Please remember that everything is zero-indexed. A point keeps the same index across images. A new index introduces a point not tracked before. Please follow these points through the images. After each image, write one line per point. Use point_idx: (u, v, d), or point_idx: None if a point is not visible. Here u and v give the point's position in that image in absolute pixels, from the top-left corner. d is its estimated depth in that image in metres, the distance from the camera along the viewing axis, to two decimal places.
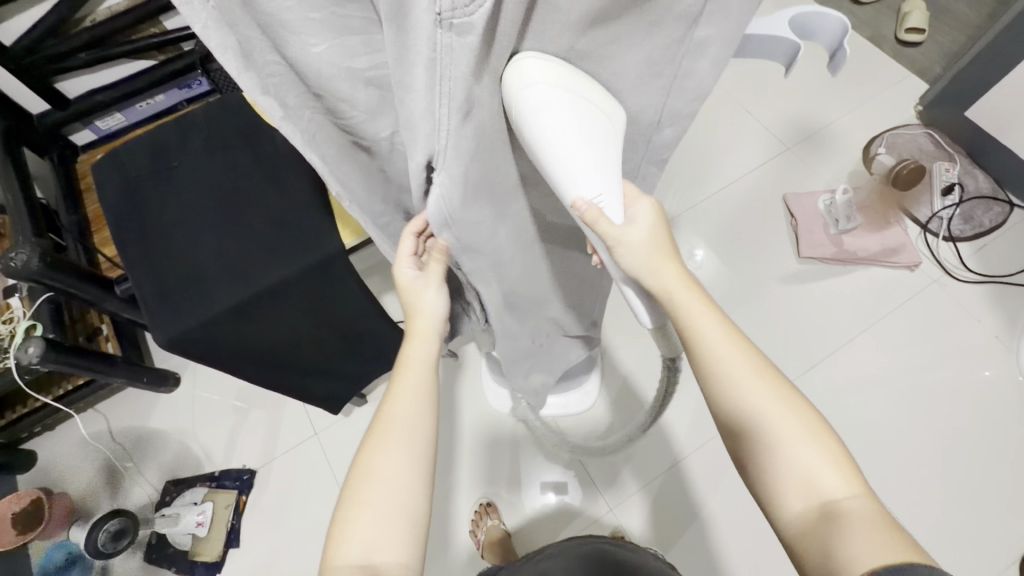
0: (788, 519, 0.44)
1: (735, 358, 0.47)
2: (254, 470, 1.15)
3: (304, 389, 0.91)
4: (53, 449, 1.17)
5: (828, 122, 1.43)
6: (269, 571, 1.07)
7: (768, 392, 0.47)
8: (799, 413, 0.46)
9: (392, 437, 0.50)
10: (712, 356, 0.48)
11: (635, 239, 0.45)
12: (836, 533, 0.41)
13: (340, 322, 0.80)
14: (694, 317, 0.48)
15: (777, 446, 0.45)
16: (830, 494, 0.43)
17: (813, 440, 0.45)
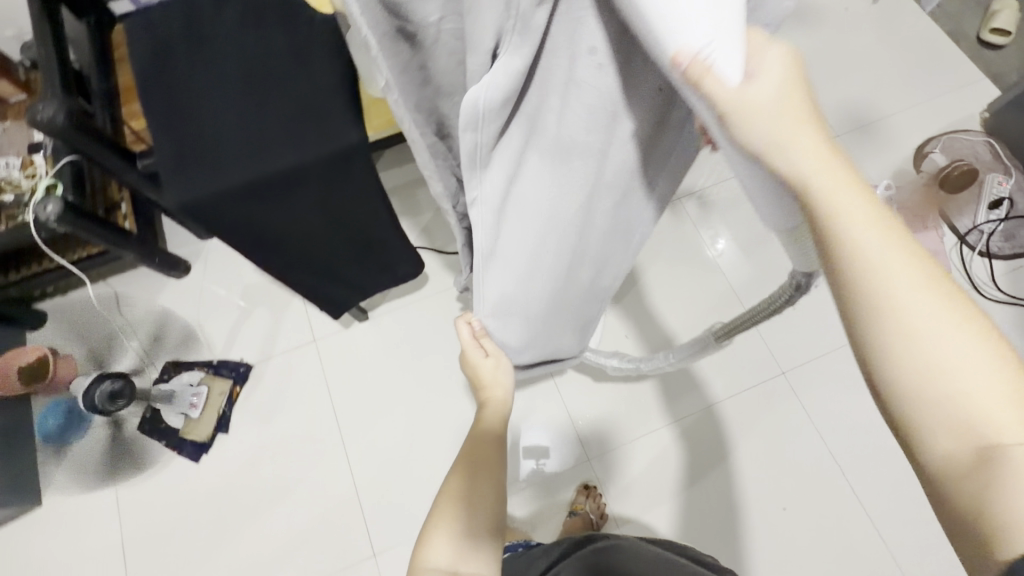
0: (943, 477, 0.28)
1: (903, 264, 0.28)
2: (251, 364, 1.18)
3: (312, 290, 0.92)
4: (62, 312, 1.20)
5: (885, 115, 1.36)
6: (253, 458, 1.12)
7: (943, 318, 0.28)
8: (996, 358, 0.27)
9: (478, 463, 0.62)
10: (876, 266, 0.28)
11: (769, 78, 0.26)
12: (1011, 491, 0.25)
13: (352, 223, 0.79)
14: (848, 209, 0.28)
15: (947, 381, 0.27)
16: (998, 433, 0.26)
17: (994, 379, 0.27)
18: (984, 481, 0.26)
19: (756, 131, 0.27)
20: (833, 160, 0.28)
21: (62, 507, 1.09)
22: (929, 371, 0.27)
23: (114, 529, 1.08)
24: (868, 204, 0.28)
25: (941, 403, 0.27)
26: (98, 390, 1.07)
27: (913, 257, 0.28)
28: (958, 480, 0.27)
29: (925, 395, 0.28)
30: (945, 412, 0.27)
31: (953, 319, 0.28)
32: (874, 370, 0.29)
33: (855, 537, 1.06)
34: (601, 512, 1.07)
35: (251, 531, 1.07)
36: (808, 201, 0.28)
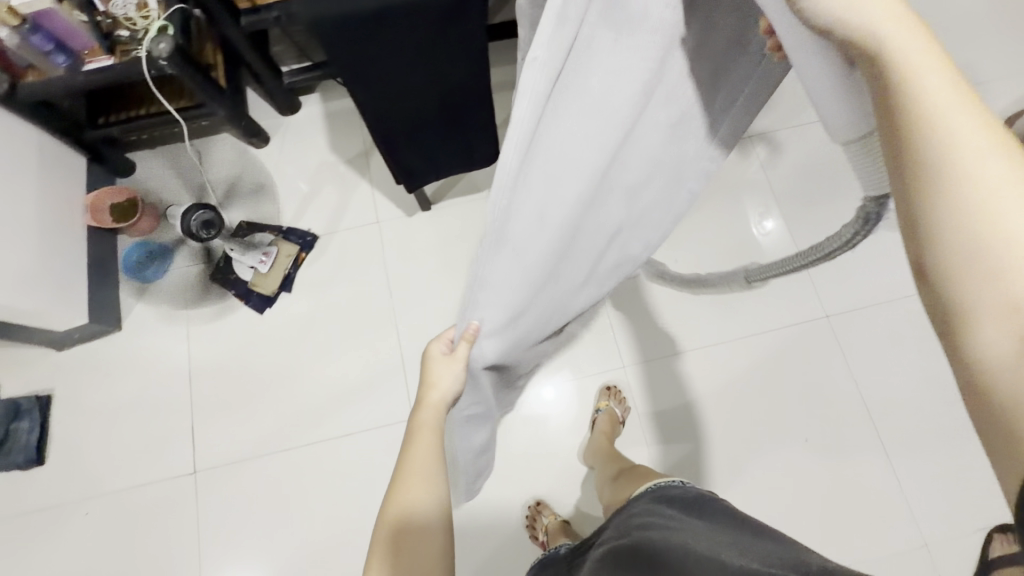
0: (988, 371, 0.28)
1: (992, 151, 0.26)
2: (317, 236, 1.25)
3: (395, 154, 0.94)
4: (150, 163, 1.29)
5: (978, 81, 1.31)
6: (310, 319, 1.20)
7: (1017, 184, 0.26)
8: None
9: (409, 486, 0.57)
10: (960, 143, 0.27)
11: (867, 1, 0.27)
12: None
13: (446, 80, 0.83)
14: (935, 90, 0.27)
15: (1018, 258, 0.26)
16: None
17: None
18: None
19: (832, 9, 0.28)
20: (921, 40, 0.27)
21: (137, 336, 1.19)
22: (983, 255, 0.27)
23: (182, 362, 1.18)
24: (943, 72, 0.27)
25: (991, 277, 0.27)
26: (194, 217, 1.18)
27: (975, 127, 0.27)
28: (1001, 381, 0.27)
29: (972, 274, 0.27)
30: (1004, 302, 0.27)
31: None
32: (929, 242, 0.29)
33: (872, 479, 1.08)
34: (624, 404, 1.12)
35: (304, 383, 1.17)
36: (888, 92, 0.28)
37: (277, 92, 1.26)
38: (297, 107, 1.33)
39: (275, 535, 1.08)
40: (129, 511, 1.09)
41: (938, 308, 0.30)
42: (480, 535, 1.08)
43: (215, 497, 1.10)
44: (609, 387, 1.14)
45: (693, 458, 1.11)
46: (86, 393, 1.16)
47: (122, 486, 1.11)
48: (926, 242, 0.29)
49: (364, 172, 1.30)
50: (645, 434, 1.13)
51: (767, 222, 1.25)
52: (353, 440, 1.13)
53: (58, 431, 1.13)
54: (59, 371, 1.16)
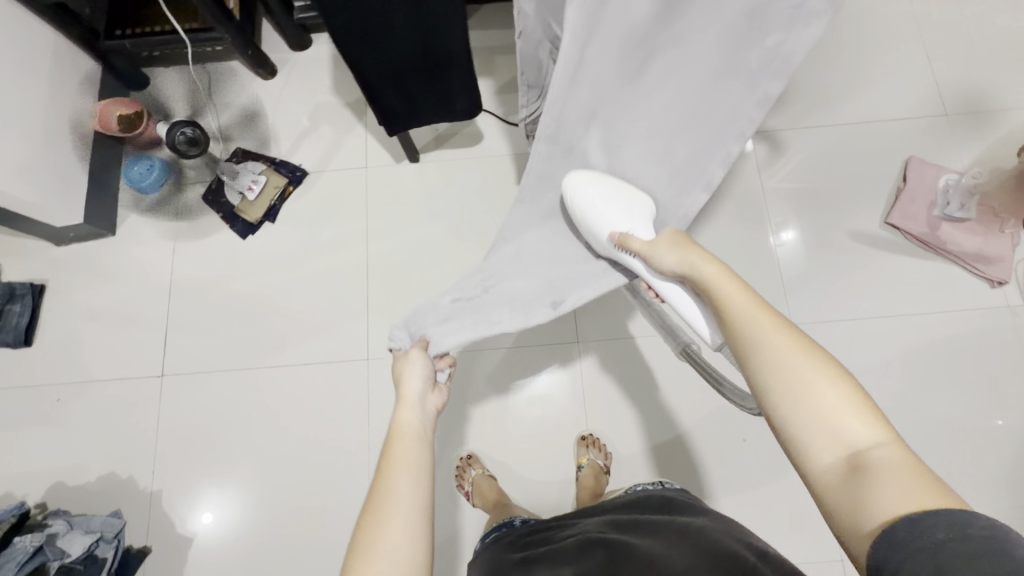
0: (817, 480, 0.46)
1: (776, 342, 0.51)
2: (306, 172, 1.29)
3: (376, 98, 0.95)
4: (161, 80, 1.34)
5: (1006, 106, 1.23)
6: (288, 250, 1.25)
7: (812, 371, 0.48)
8: (853, 400, 0.47)
9: (404, 484, 0.58)
10: (747, 330, 0.53)
11: (661, 242, 0.69)
12: (867, 490, 0.42)
13: (425, 24, 0.82)
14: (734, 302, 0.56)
15: (808, 399, 0.47)
16: (853, 444, 0.45)
17: (844, 403, 0.46)
18: (852, 484, 0.43)
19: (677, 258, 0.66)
20: (712, 262, 0.63)
21: (127, 242, 1.26)
22: (790, 392, 0.48)
23: (164, 272, 1.25)
24: (740, 293, 0.57)
25: (808, 421, 0.47)
26: (181, 131, 1.23)
27: (758, 309, 0.55)
28: (833, 484, 0.44)
29: (791, 409, 0.48)
30: (817, 429, 0.46)
31: (796, 353, 0.50)
32: (748, 368, 0.53)
33: (803, 489, 1.08)
34: (605, 454, 1.10)
35: (274, 309, 1.22)
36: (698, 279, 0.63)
37: (287, 27, 1.28)
38: (307, 44, 1.35)
39: (225, 444, 1.16)
40: (100, 400, 1.18)
41: (781, 436, 0.49)
42: None
43: (179, 401, 1.18)
44: (585, 437, 1.11)
45: (630, 439, 1.13)
46: (74, 287, 1.24)
47: (96, 377, 1.19)
48: (756, 386, 0.51)
49: (361, 117, 1.32)
50: (588, 409, 1.15)
51: (784, 235, 1.20)
52: (310, 369, 1.19)
53: (47, 318, 1.22)
54: (53, 264, 1.24)
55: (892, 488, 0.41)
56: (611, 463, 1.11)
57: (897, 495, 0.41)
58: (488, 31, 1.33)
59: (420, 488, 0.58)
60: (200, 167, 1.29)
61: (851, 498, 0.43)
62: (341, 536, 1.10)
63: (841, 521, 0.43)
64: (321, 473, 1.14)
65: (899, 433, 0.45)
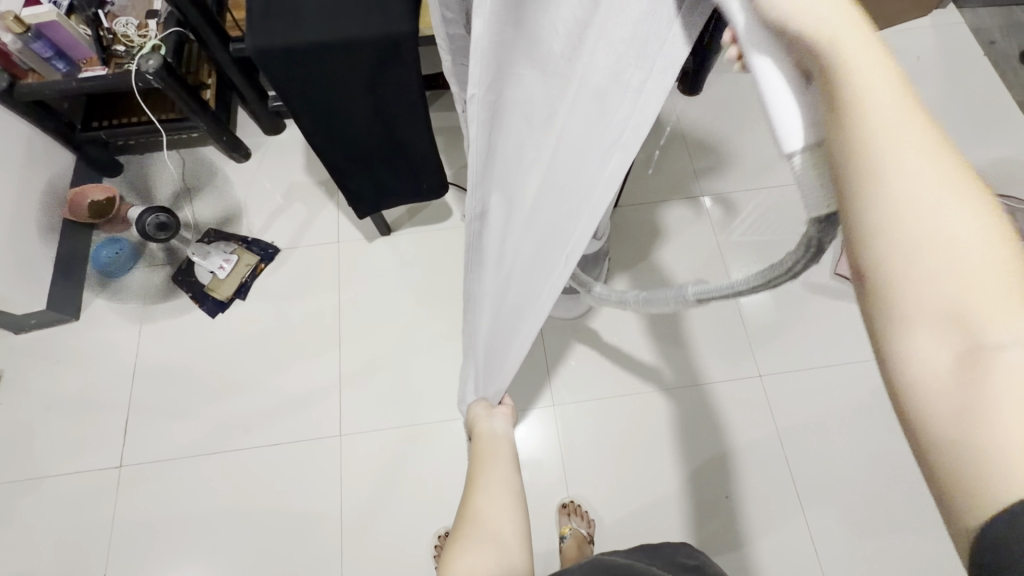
0: (910, 369, 0.28)
1: (920, 170, 0.26)
2: (278, 249, 1.31)
3: (345, 178, 1.00)
4: (135, 167, 1.37)
5: None
6: (258, 328, 1.24)
7: (965, 211, 0.26)
8: (1011, 261, 0.26)
9: (493, 463, 0.72)
10: (891, 180, 0.26)
11: None
12: (999, 413, 0.25)
13: (391, 113, 0.88)
14: (882, 128, 0.26)
15: (940, 258, 0.26)
16: (987, 327, 0.26)
17: (990, 245, 0.26)
18: (959, 393, 0.26)
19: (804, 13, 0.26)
20: (848, 24, 0.27)
21: (91, 327, 1.23)
22: (904, 247, 0.27)
23: (128, 356, 1.22)
24: (895, 94, 0.26)
25: (911, 291, 0.27)
26: (152, 217, 1.24)
27: (898, 106, 0.27)
28: (938, 390, 0.27)
29: (892, 277, 0.27)
30: (930, 297, 0.26)
31: (934, 170, 0.26)
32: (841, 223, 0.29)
33: (792, 547, 1.06)
34: (588, 521, 1.07)
35: (241, 388, 1.19)
36: (815, 56, 0.27)
37: (262, 114, 1.35)
38: (281, 128, 1.42)
39: (185, 537, 1.08)
40: (51, 498, 1.11)
41: (863, 293, 0.29)
42: (387, 560, 1.06)
43: (136, 494, 1.11)
44: (566, 504, 1.08)
45: (611, 504, 1.10)
46: (31, 377, 1.19)
47: (49, 471, 1.13)
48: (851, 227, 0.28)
49: (334, 195, 1.37)
50: (568, 474, 1.13)
51: None
52: (278, 450, 1.14)
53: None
54: (10, 354, 1.21)
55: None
56: (595, 532, 1.07)
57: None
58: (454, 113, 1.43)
59: (509, 466, 0.72)
60: (166, 248, 1.30)
61: (967, 437, 0.26)
62: None
63: (938, 460, 0.27)
64: (291, 562, 1.06)
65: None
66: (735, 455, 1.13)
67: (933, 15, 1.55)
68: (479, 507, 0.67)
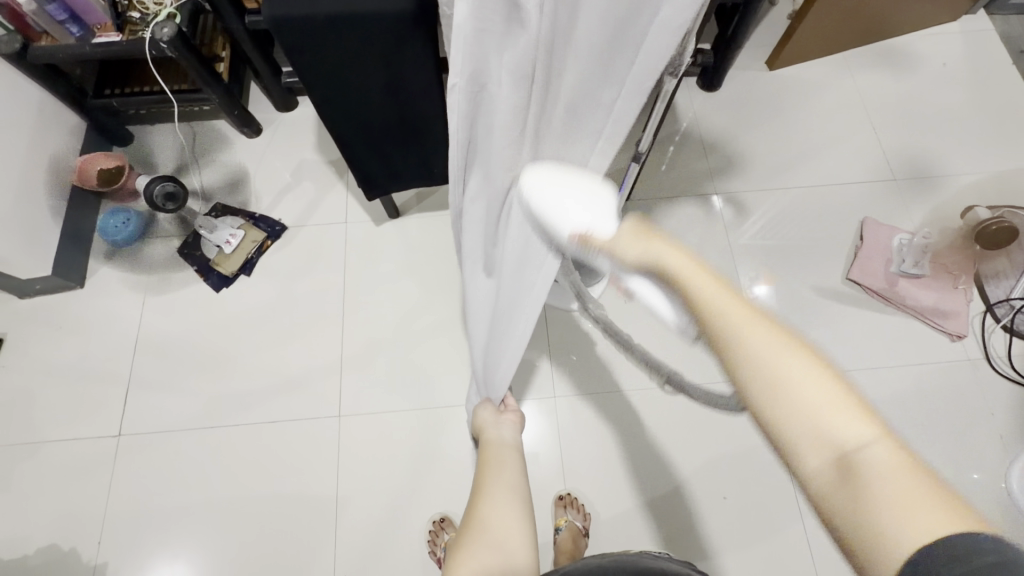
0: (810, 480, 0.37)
1: (770, 350, 0.39)
2: (285, 227, 1.30)
3: (355, 156, 0.98)
4: (145, 137, 1.36)
5: (946, 173, 1.33)
6: (262, 305, 1.24)
7: (802, 364, 0.39)
8: (845, 395, 0.38)
9: (497, 471, 0.71)
10: (760, 367, 0.39)
11: (623, 234, 0.48)
12: (874, 496, 0.34)
13: (405, 91, 0.86)
14: (742, 331, 0.40)
15: (801, 406, 0.38)
16: (843, 439, 0.36)
17: (824, 390, 0.38)
18: (847, 492, 0.35)
19: (641, 251, 0.47)
20: (683, 256, 0.45)
21: (95, 296, 1.23)
22: (773, 391, 0.39)
23: (131, 327, 1.21)
24: (740, 308, 0.41)
25: (791, 421, 0.38)
26: (159, 186, 1.23)
27: (748, 316, 0.41)
28: (826, 488, 0.36)
29: (776, 414, 0.39)
30: (802, 427, 0.38)
31: (778, 351, 0.39)
32: (747, 400, 0.41)
33: (787, 551, 1.05)
34: (584, 514, 1.06)
35: (242, 364, 1.19)
36: (679, 284, 0.45)
37: (274, 90, 1.33)
38: (292, 105, 1.40)
39: (180, 510, 1.08)
40: (49, 464, 1.11)
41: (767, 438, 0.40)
42: (380, 542, 1.06)
43: (133, 465, 1.11)
44: (562, 497, 1.08)
45: (607, 499, 1.10)
46: (33, 343, 1.19)
47: (48, 437, 1.13)
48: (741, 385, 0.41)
49: (343, 175, 1.36)
50: (565, 467, 1.12)
51: (755, 289, 1.24)
52: (276, 429, 1.14)
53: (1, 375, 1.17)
54: (14, 319, 1.21)
55: (895, 498, 0.34)
56: (590, 525, 1.07)
57: (902, 507, 0.33)
58: None
59: (513, 472, 0.71)
60: (174, 221, 1.29)
61: (862, 527, 0.34)
62: None
63: (846, 538, 0.35)
64: (285, 539, 1.07)
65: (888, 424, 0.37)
66: (735, 456, 1.12)
67: (962, 20, 1.52)
68: (485, 516, 0.65)
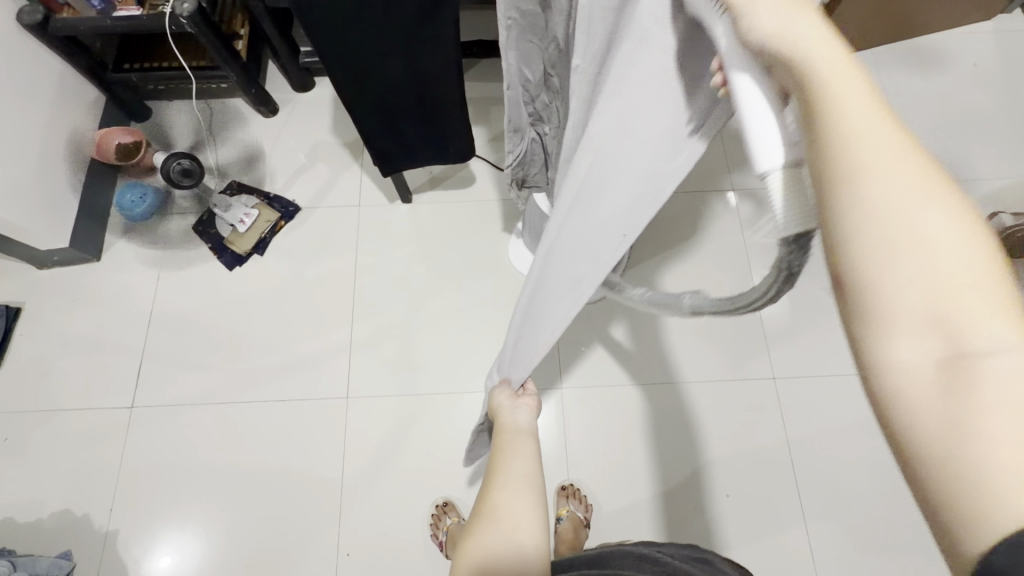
0: (898, 373, 0.27)
1: (894, 172, 0.27)
2: (299, 208, 1.30)
3: (371, 135, 0.98)
4: (163, 113, 1.37)
5: (972, 177, 1.30)
6: (274, 285, 1.24)
7: (936, 203, 0.26)
8: (985, 268, 0.26)
9: (511, 456, 0.68)
10: (872, 194, 0.27)
11: (763, 7, 0.30)
12: (986, 411, 0.24)
13: (425, 74, 0.86)
14: (860, 149, 0.27)
15: (916, 262, 0.26)
16: (965, 331, 0.26)
17: (958, 244, 0.26)
18: (952, 397, 0.25)
19: (761, 29, 0.30)
20: (823, 48, 0.28)
21: (111, 270, 1.25)
22: (885, 242, 0.26)
23: (146, 302, 1.23)
24: (860, 100, 0.27)
25: (905, 287, 0.26)
26: (177, 163, 1.24)
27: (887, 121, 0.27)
28: (919, 390, 0.26)
29: (876, 275, 0.27)
30: (913, 298, 0.26)
31: (910, 186, 0.27)
32: (834, 250, 0.28)
33: (787, 550, 1.05)
34: (586, 505, 1.07)
35: (254, 342, 1.20)
36: (802, 88, 0.28)
37: (292, 69, 1.32)
38: (310, 85, 1.40)
39: (189, 483, 1.11)
40: (63, 432, 1.14)
41: (849, 318, 0.29)
42: (383, 523, 1.08)
43: (145, 436, 1.13)
44: (565, 487, 1.08)
45: (610, 492, 1.10)
46: (50, 314, 1.21)
47: (63, 406, 1.15)
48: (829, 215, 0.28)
49: (358, 157, 1.35)
50: (568, 457, 1.12)
51: None
52: (285, 407, 1.16)
53: (19, 344, 1.19)
54: (32, 290, 1.22)
55: (1020, 426, 0.24)
56: (591, 516, 1.07)
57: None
58: (486, 85, 1.40)
59: (527, 457, 0.68)
60: (189, 198, 1.30)
61: (964, 453, 0.24)
62: None
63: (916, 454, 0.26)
64: (292, 515, 1.09)
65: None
66: (740, 455, 1.11)
67: (998, 19, 1.47)
68: (498, 503, 0.64)
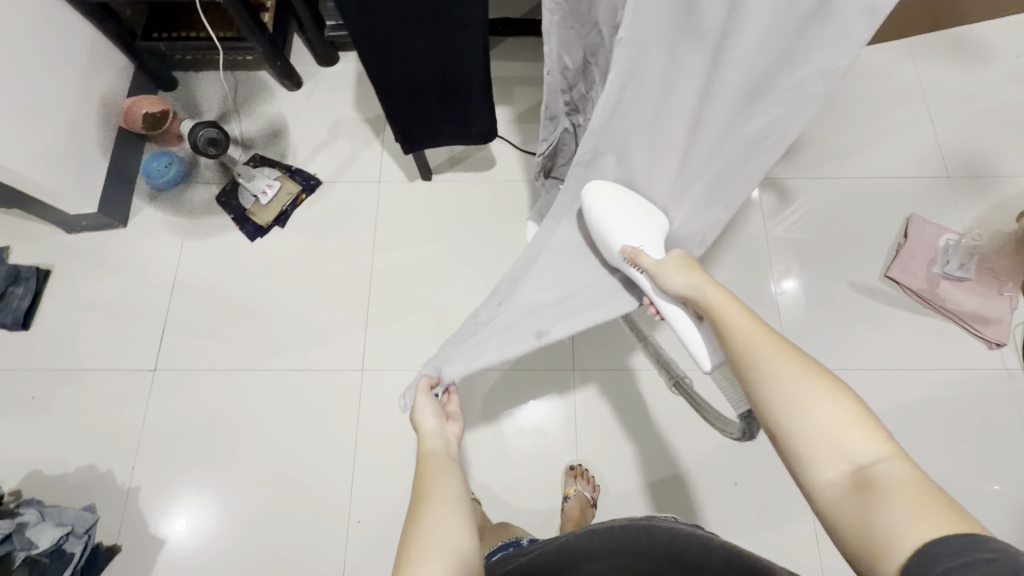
0: (822, 493, 0.44)
1: (774, 359, 0.50)
2: (320, 181, 1.32)
3: (395, 111, 0.98)
4: (189, 83, 1.38)
5: (1005, 174, 1.27)
6: (294, 257, 1.26)
7: (815, 386, 0.47)
8: (857, 419, 0.45)
9: (442, 476, 0.61)
10: (768, 373, 0.50)
11: (668, 262, 0.66)
12: (878, 508, 0.40)
13: (452, 48, 0.85)
14: (740, 331, 0.55)
15: (814, 423, 0.45)
16: (860, 457, 0.43)
17: (828, 400, 0.46)
18: (856, 501, 0.41)
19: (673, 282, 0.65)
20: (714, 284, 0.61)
21: (138, 236, 1.27)
22: (788, 414, 0.47)
23: (170, 269, 1.26)
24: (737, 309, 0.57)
25: (810, 439, 0.45)
26: (204, 131, 1.28)
27: (757, 329, 0.54)
28: (840, 501, 0.42)
29: (789, 434, 0.47)
30: (813, 441, 0.45)
31: (793, 375, 0.48)
32: (770, 422, 0.48)
33: (793, 541, 1.05)
34: (593, 485, 1.08)
35: (273, 312, 1.23)
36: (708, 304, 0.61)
37: (317, 43, 1.33)
38: (334, 60, 1.40)
39: (207, 445, 1.14)
40: (88, 390, 1.17)
41: (786, 459, 0.47)
42: (393, 493, 1.10)
43: (166, 398, 1.17)
44: (574, 467, 1.10)
45: (617, 473, 1.11)
46: (77, 276, 1.25)
47: (88, 366, 1.19)
48: (757, 403, 0.50)
49: (379, 133, 1.36)
50: (578, 438, 1.13)
51: (785, 284, 1.21)
52: (301, 376, 1.18)
53: (48, 303, 1.23)
54: (60, 252, 1.26)
55: (900, 512, 0.39)
56: (599, 497, 1.08)
57: (910, 519, 0.38)
58: (511, 64, 1.39)
59: (459, 481, 0.61)
60: (214, 167, 1.32)
61: (873, 538, 0.39)
62: (313, 552, 1.07)
63: (855, 557, 0.40)
64: (305, 481, 1.11)
65: (901, 445, 0.43)
66: (750, 445, 1.11)
67: None
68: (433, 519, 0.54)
